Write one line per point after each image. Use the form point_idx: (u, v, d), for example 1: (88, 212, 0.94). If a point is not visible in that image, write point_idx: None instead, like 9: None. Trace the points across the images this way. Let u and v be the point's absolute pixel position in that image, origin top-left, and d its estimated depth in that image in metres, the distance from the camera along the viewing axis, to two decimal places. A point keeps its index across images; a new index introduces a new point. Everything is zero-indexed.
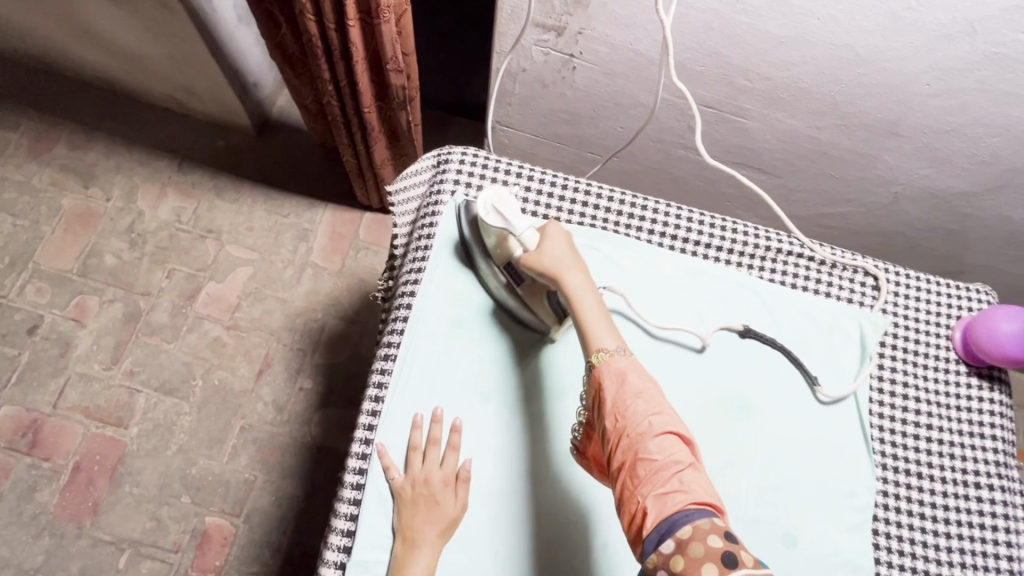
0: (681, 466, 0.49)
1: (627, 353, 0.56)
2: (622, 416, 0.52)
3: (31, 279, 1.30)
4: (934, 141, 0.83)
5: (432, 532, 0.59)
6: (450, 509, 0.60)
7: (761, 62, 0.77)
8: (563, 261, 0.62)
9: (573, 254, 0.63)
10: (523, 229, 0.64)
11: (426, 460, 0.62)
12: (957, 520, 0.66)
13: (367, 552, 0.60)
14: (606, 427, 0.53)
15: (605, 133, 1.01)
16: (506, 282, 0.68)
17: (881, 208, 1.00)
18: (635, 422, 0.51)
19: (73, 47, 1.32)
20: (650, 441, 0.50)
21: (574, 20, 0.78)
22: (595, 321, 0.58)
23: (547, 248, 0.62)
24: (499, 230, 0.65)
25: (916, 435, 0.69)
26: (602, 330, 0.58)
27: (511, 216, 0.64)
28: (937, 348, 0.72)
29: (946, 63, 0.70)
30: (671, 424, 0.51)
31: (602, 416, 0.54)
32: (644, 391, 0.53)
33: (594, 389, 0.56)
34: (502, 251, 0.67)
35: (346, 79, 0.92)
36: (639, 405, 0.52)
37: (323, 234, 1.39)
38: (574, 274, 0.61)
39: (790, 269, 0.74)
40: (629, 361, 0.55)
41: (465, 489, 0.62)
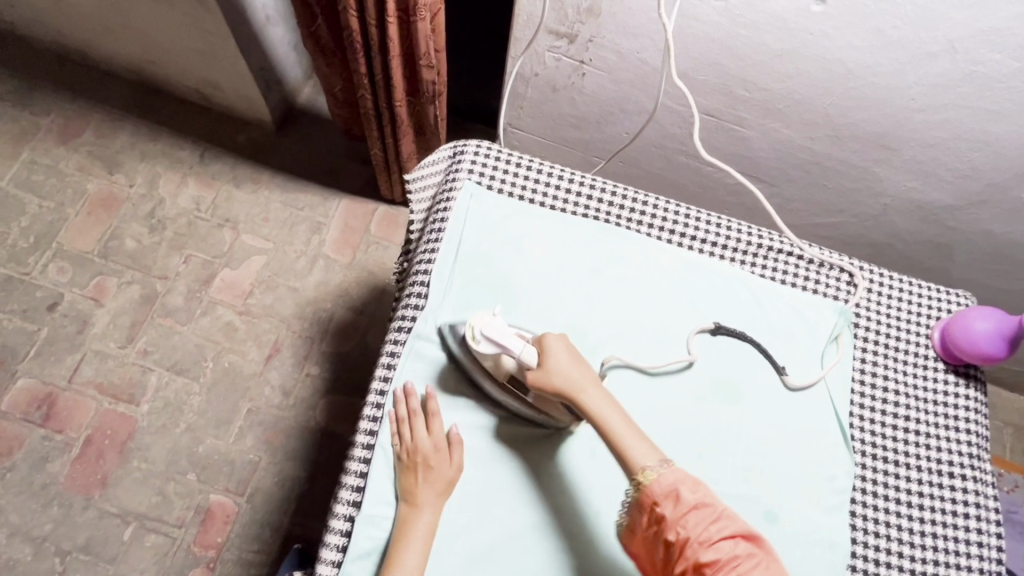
0: (742, 563, 0.53)
1: (668, 464, 0.59)
2: (683, 528, 0.55)
3: (53, 259, 1.35)
4: (920, 154, 0.88)
5: (432, 494, 0.63)
6: (447, 471, 0.64)
7: (758, 73, 0.82)
8: (576, 377, 0.62)
9: (577, 362, 0.64)
10: (519, 348, 0.64)
11: (420, 429, 0.66)
12: (930, 507, 0.70)
13: (375, 507, 0.64)
14: (665, 538, 0.56)
15: (610, 138, 1.07)
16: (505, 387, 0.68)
17: (871, 218, 1.05)
18: (697, 531, 0.54)
19: (107, 39, 1.39)
20: (712, 548, 0.54)
21: (586, 28, 0.84)
22: (630, 440, 0.60)
23: (554, 371, 0.62)
24: (494, 354, 0.66)
25: (894, 426, 0.73)
26: (639, 448, 0.59)
27: (505, 339, 0.64)
28: (917, 345, 0.77)
29: (929, 80, 0.75)
30: (729, 526, 0.55)
31: (660, 527, 0.56)
32: (695, 499, 0.56)
33: (643, 507, 0.57)
34: (502, 368, 0.66)
35: (381, 73, 0.98)
36: (699, 514, 0.55)
37: (336, 228, 1.44)
38: (587, 390, 0.62)
39: (780, 266, 0.79)
40: (675, 474, 0.58)
41: (459, 450, 0.66)
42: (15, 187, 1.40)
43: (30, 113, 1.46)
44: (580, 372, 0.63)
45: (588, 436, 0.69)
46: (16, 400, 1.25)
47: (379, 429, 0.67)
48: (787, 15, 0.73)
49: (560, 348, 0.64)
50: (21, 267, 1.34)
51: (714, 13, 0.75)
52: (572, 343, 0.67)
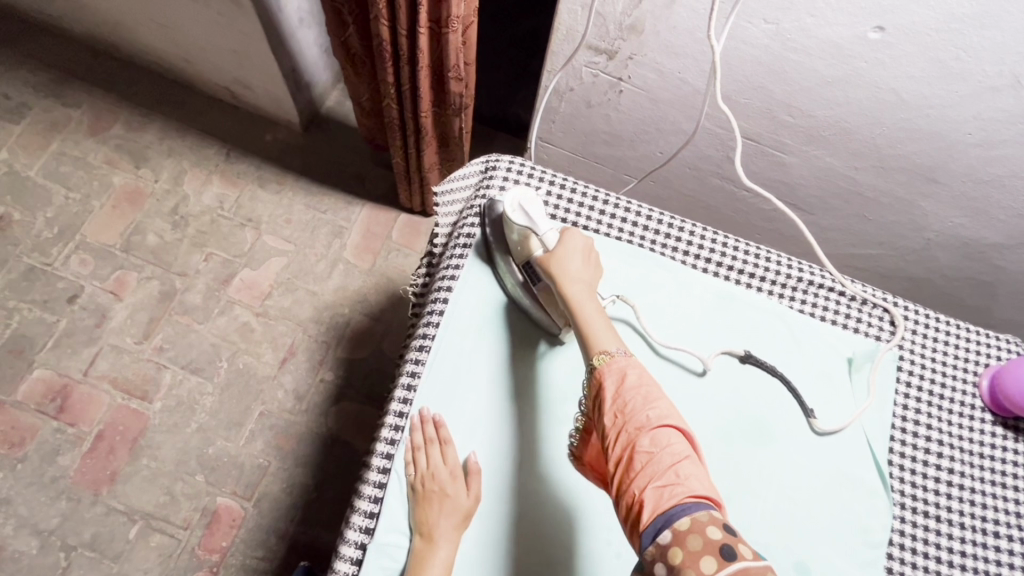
0: (678, 455, 0.50)
1: (628, 354, 0.58)
2: (622, 413, 0.54)
3: (76, 250, 1.35)
4: (972, 191, 0.84)
5: (448, 527, 0.60)
6: (464, 501, 0.61)
7: (805, 99, 0.79)
8: (572, 264, 0.64)
9: (584, 257, 0.65)
10: (544, 231, 0.66)
11: (436, 457, 0.63)
12: (972, 566, 0.66)
13: (388, 537, 0.61)
14: (605, 425, 0.55)
15: (644, 157, 1.04)
16: (523, 282, 0.70)
17: (911, 252, 1.01)
18: (635, 417, 0.53)
19: (141, 34, 1.39)
20: (647, 436, 0.52)
21: (626, 45, 0.81)
22: (597, 324, 0.60)
23: (557, 253, 0.65)
24: (523, 228, 0.67)
25: (937, 477, 0.69)
26: (604, 334, 0.60)
27: (536, 216, 0.67)
28: (963, 393, 0.73)
29: (989, 115, 0.71)
30: (669, 417, 0.53)
31: (602, 413, 0.56)
32: (642, 387, 0.55)
33: (594, 389, 0.57)
34: (522, 250, 0.69)
35: (409, 83, 0.96)
36: (639, 401, 0.54)
37: (358, 232, 1.43)
38: (579, 279, 0.63)
39: (820, 302, 0.75)
40: (630, 361, 0.57)
41: (477, 480, 0.63)
42: (44, 177, 1.41)
43: (62, 104, 1.47)
44: (582, 264, 0.65)
45: None
46: (31, 391, 1.25)
47: (397, 448, 0.65)
48: (841, 42, 0.69)
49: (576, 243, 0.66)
50: (44, 257, 1.34)
51: (763, 36, 0.72)
52: (594, 250, 0.68)
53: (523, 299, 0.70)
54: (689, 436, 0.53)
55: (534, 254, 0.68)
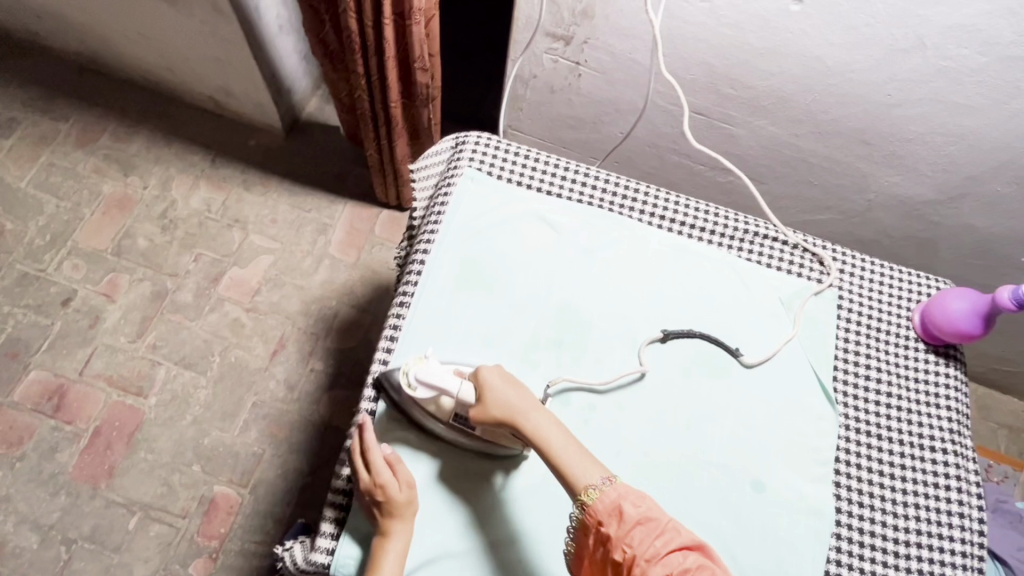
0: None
1: (612, 480, 0.61)
2: (630, 546, 0.57)
3: (69, 256, 1.40)
4: (900, 150, 0.92)
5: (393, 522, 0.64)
6: (398, 493, 0.64)
7: (744, 72, 0.87)
8: (514, 405, 0.64)
9: (516, 387, 0.66)
10: (457, 387, 0.66)
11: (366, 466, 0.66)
12: (911, 478, 0.73)
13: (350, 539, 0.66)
14: (617, 561, 0.58)
15: (606, 138, 1.11)
16: (450, 426, 0.68)
17: (857, 215, 1.09)
18: (643, 548, 0.57)
19: (126, 48, 1.46)
20: (658, 564, 0.56)
21: (581, 30, 0.90)
22: (572, 457, 0.62)
23: (495, 398, 0.65)
24: (433, 397, 0.67)
25: (877, 401, 0.76)
26: (582, 466, 0.62)
27: (441, 380, 0.66)
28: (898, 325, 0.80)
29: (903, 76, 0.80)
30: (673, 539, 0.58)
31: (609, 549, 0.59)
32: (640, 516, 0.59)
33: (592, 526, 0.60)
34: (442, 411, 0.67)
35: (377, 74, 1.04)
36: (642, 531, 0.58)
37: (342, 229, 1.49)
38: (530, 415, 0.64)
39: (765, 250, 0.83)
40: (619, 490, 0.60)
41: (401, 469, 0.66)
42: (34, 188, 1.45)
43: (50, 118, 1.52)
44: (521, 396, 0.66)
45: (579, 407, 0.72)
46: (28, 391, 1.28)
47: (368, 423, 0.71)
48: (768, 15, 0.78)
49: (498, 378, 0.67)
50: (37, 263, 1.38)
51: (699, 14, 0.81)
52: (510, 371, 0.69)
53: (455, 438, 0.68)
54: (692, 546, 0.58)
55: (463, 408, 0.67)
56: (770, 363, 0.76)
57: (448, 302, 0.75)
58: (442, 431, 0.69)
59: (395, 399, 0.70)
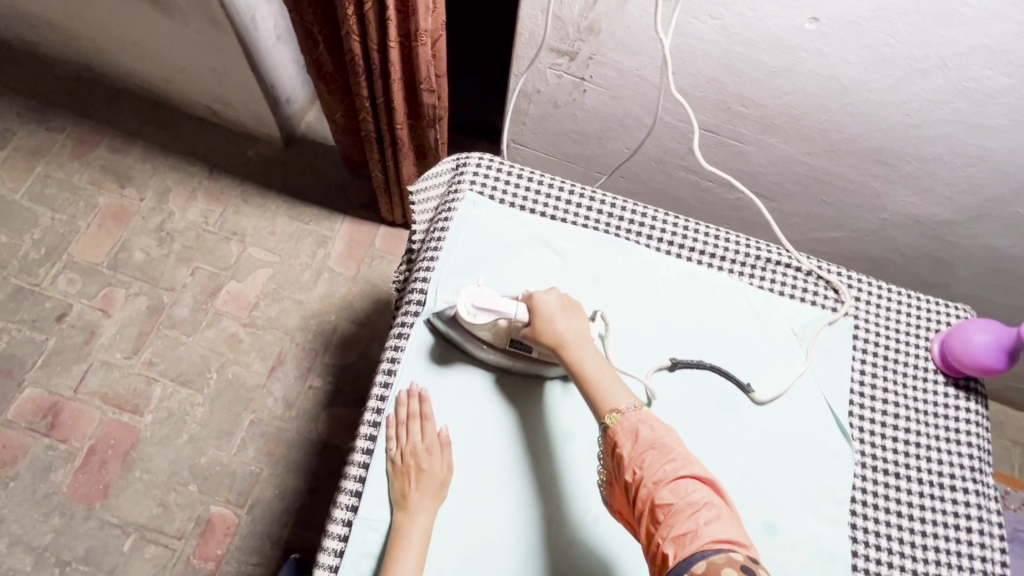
0: (697, 504, 0.52)
1: (639, 408, 0.59)
2: (639, 468, 0.55)
3: (64, 270, 1.37)
4: (918, 170, 0.89)
5: (426, 498, 0.64)
6: (441, 471, 0.65)
7: (756, 90, 0.84)
8: (561, 328, 0.65)
9: (568, 315, 0.66)
10: (511, 310, 0.67)
11: (416, 432, 0.67)
12: (931, 519, 0.70)
13: (373, 512, 0.64)
14: (627, 482, 0.56)
15: (612, 153, 1.08)
16: (508, 352, 0.70)
17: (870, 233, 1.06)
18: (652, 471, 0.54)
19: (122, 57, 1.43)
20: (665, 488, 0.53)
21: (586, 46, 0.86)
22: (605, 383, 0.61)
23: (542, 320, 0.65)
24: (491, 322, 0.68)
25: (894, 437, 0.73)
26: (613, 392, 0.61)
27: (496, 304, 0.67)
28: (916, 357, 0.77)
29: (923, 96, 0.76)
30: (686, 468, 0.54)
31: (622, 470, 0.57)
32: (656, 441, 0.56)
33: (610, 447, 0.59)
34: (498, 335, 0.69)
35: (383, 97, 1.02)
36: (655, 455, 0.55)
37: (341, 241, 1.46)
38: (576, 340, 0.64)
39: (777, 277, 0.80)
40: (640, 415, 0.58)
41: (449, 452, 0.67)
42: (29, 200, 1.43)
43: (46, 128, 1.50)
44: (569, 323, 0.66)
45: (587, 445, 0.69)
46: (22, 409, 1.26)
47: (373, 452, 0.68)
48: (782, 33, 0.74)
49: (552, 304, 0.67)
50: (31, 278, 1.36)
51: (710, 31, 0.77)
52: (568, 298, 0.69)
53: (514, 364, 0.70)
54: (706, 480, 0.55)
55: (517, 331, 0.68)
56: (783, 398, 0.73)
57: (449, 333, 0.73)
58: (498, 359, 0.70)
59: (446, 331, 0.71)
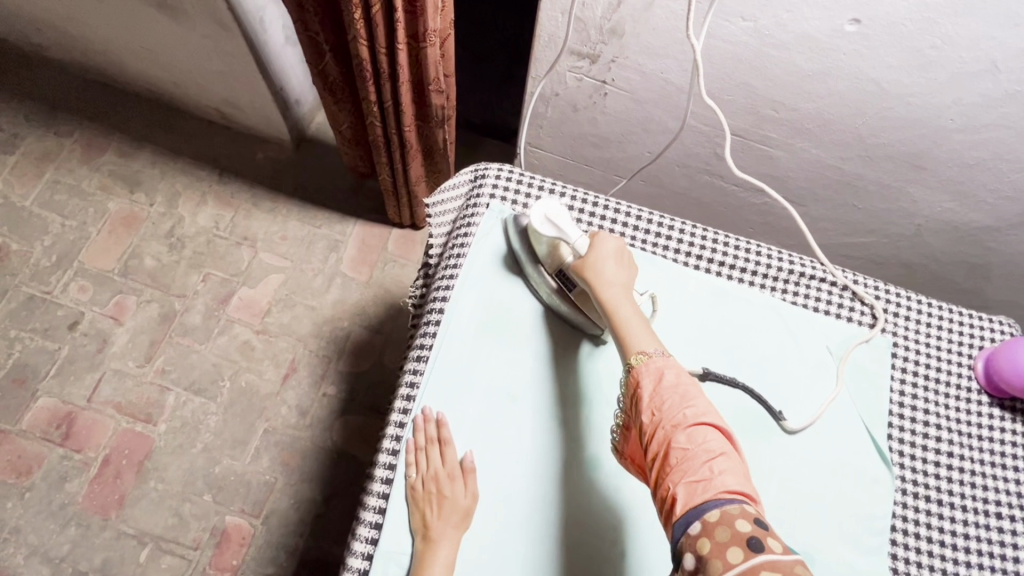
0: (714, 451, 0.50)
1: (666, 355, 0.59)
2: (658, 410, 0.54)
3: (75, 278, 1.36)
4: (958, 176, 0.84)
5: (448, 527, 0.61)
6: (462, 500, 0.62)
7: (788, 94, 0.80)
8: (606, 269, 0.65)
9: (620, 262, 0.66)
10: (575, 237, 0.68)
11: (436, 458, 0.64)
12: (976, 549, 0.66)
13: (393, 545, 0.61)
14: (642, 424, 0.55)
15: (632, 157, 1.04)
16: (556, 289, 0.70)
17: (903, 239, 1.01)
18: (671, 414, 0.53)
19: (129, 60, 1.41)
20: (683, 433, 0.52)
21: (608, 49, 0.82)
22: (634, 327, 0.61)
23: (593, 257, 0.66)
24: (551, 239, 0.68)
25: (936, 462, 0.70)
26: (642, 336, 0.60)
27: (565, 226, 0.68)
28: (959, 376, 0.73)
29: (969, 100, 0.72)
30: (706, 416, 0.53)
31: (639, 410, 0.56)
32: (680, 386, 0.55)
33: (630, 388, 0.58)
34: (552, 259, 0.69)
35: (390, 100, 0.99)
36: (676, 400, 0.54)
37: (353, 245, 1.43)
38: (618, 284, 0.64)
39: (812, 292, 0.76)
40: (668, 362, 0.58)
41: (473, 479, 0.64)
42: (39, 206, 1.42)
43: (55, 132, 1.48)
44: (618, 269, 0.66)
45: (614, 472, 0.66)
46: (36, 419, 1.25)
47: (393, 481, 0.64)
48: (820, 35, 0.70)
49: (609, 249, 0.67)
50: (43, 285, 1.35)
51: (742, 34, 0.73)
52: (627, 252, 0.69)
53: (557, 304, 0.70)
54: (726, 433, 0.53)
55: (567, 261, 0.68)
56: (818, 424, 0.70)
57: (470, 351, 0.69)
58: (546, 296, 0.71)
59: (515, 245, 0.73)
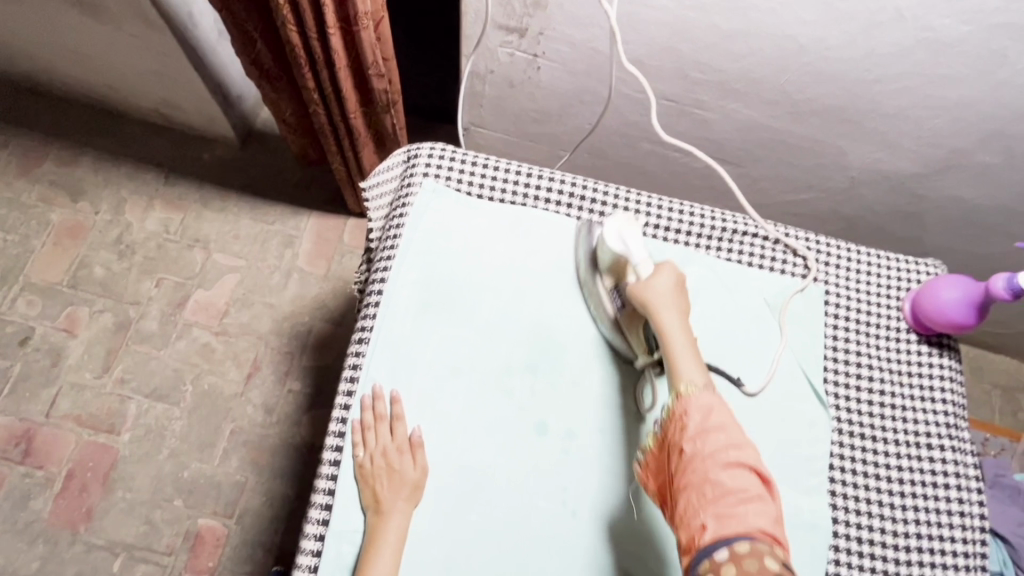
0: (751, 491, 0.52)
1: (715, 395, 0.58)
2: (701, 442, 0.55)
3: (22, 293, 1.33)
4: (881, 126, 0.87)
5: (398, 500, 0.62)
6: (412, 473, 0.64)
7: (712, 56, 0.81)
8: (667, 293, 0.63)
9: (680, 290, 0.65)
10: (639, 259, 0.66)
11: (385, 435, 0.65)
12: (910, 480, 0.70)
13: (345, 523, 0.63)
14: (682, 449, 0.56)
15: (574, 130, 1.05)
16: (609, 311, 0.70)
17: (840, 193, 1.04)
18: (714, 449, 0.54)
19: (60, 65, 1.37)
20: (723, 468, 0.53)
21: (535, 21, 0.83)
22: (685, 358, 0.60)
23: (655, 279, 0.64)
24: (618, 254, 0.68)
25: (870, 401, 0.73)
26: (691, 367, 0.60)
27: (632, 244, 0.67)
28: (888, 318, 0.76)
29: (883, 49, 0.74)
30: (748, 456, 0.54)
31: (681, 438, 0.56)
32: (726, 426, 0.56)
33: (672, 417, 0.58)
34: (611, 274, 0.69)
35: (330, 86, 0.98)
36: (721, 436, 0.55)
37: (309, 240, 1.42)
38: (675, 311, 0.63)
39: (745, 248, 0.78)
40: (719, 403, 0.58)
41: (421, 453, 0.65)
42: None
43: None
44: (678, 297, 0.64)
45: (559, 433, 0.68)
46: None
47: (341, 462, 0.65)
48: None
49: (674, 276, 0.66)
50: None
51: None
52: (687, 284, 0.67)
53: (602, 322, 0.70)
54: (765, 478, 0.54)
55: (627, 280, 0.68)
56: (754, 372, 0.72)
57: (413, 328, 0.70)
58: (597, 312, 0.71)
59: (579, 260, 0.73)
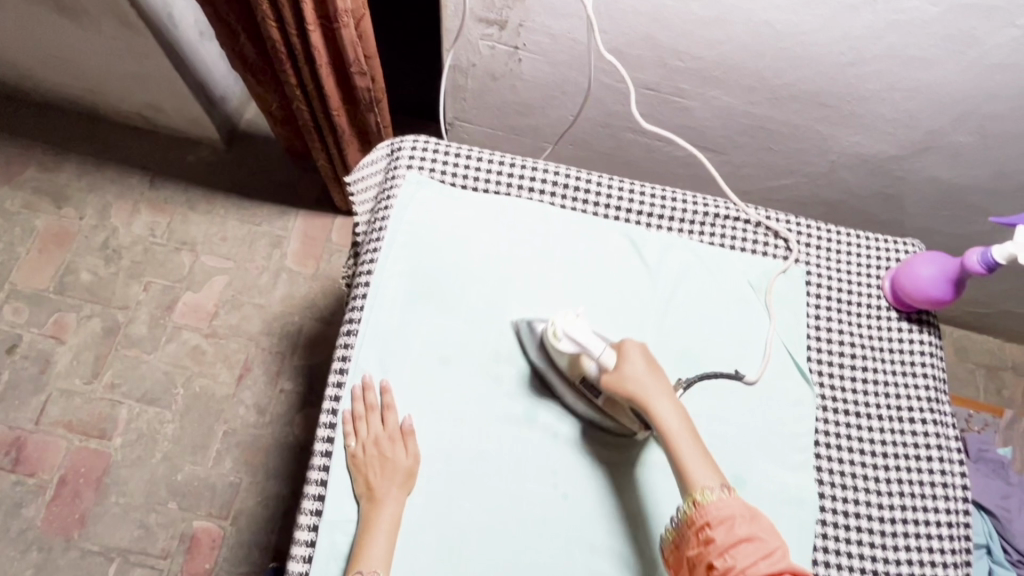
0: None
1: (728, 488, 0.57)
2: (730, 556, 0.53)
3: (8, 300, 1.32)
4: (857, 109, 0.88)
5: (392, 487, 0.63)
6: (404, 461, 0.64)
7: (690, 43, 0.83)
8: (645, 384, 0.61)
9: (654, 370, 0.63)
10: (601, 352, 0.64)
11: (376, 424, 0.66)
12: (893, 453, 0.71)
13: (338, 513, 0.63)
14: (711, 563, 0.54)
15: (557, 122, 1.06)
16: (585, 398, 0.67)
17: (821, 177, 1.05)
18: (746, 562, 0.52)
19: (40, 70, 1.36)
20: None
21: (514, 13, 0.84)
22: (691, 457, 0.58)
23: (626, 372, 0.62)
24: (573, 353, 0.65)
25: (853, 378, 0.74)
26: (700, 467, 0.58)
27: (586, 339, 0.64)
28: (868, 296, 0.78)
29: (856, 33, 0.75)
30: (780, 560, 0.53)
31: (708, 551, 0.54)
32: (751, 531, 0.54)
33: (694, 527, 0.56)
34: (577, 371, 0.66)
35: (312, 83, 0.98)
36: (750, 545, 0.53)
37: (296, 240, 1.42)
38: (659, 398, 0.61)
39: (727, 232, 0.79)
40: (737, 501, 0.56)
41: (413, 440, 0.66)
42: None
43: None
44: (655, 380, 0.62)
45: (549, 417, 0.69)
46: None
47: (333, 452, 0.66)
48: None
49: (639, 357, 0.64)
50: None
51: None
52: (654, 355, 0.66)
53: (585, 411, 0.68)
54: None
55: (594, 375, 0.65)
56: (738, 353, 0.74)
57: (401, 319, 0.71)
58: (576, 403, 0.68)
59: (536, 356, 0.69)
